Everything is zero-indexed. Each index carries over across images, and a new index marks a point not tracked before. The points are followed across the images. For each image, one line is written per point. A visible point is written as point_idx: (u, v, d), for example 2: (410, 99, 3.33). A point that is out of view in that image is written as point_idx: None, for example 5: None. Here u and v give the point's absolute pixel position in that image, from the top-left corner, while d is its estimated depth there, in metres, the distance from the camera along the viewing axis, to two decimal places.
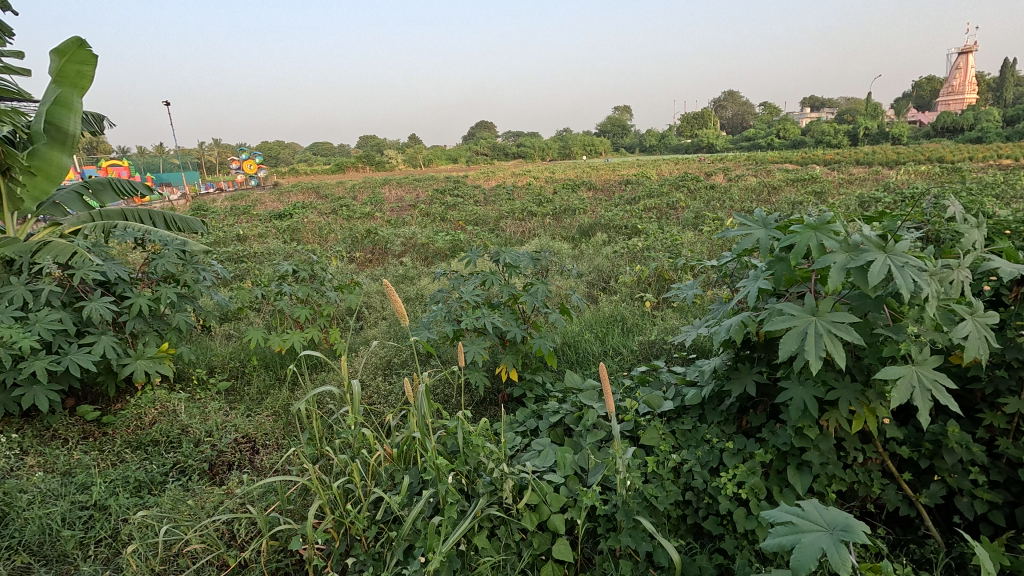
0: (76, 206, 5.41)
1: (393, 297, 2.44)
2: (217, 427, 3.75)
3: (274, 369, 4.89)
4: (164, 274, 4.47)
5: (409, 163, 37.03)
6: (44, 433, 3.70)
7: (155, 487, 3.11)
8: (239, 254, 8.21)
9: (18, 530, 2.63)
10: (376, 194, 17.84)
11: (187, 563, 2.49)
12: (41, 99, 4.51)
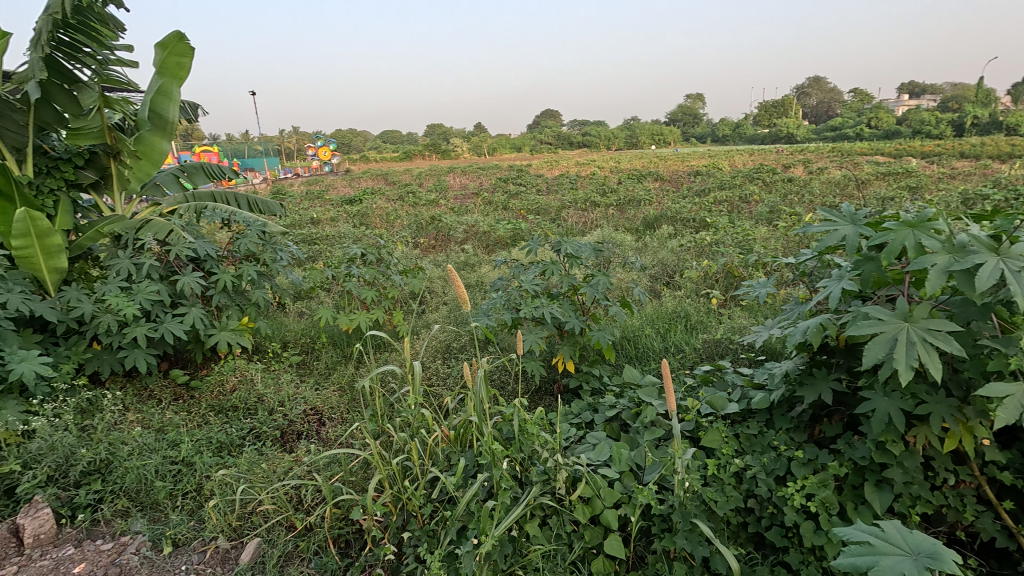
0: (173, 187, 5.91)
1: (456, 283, 2.51)
2: (288, 398, 4.00)
3: (341, 347, 5.15)
4: (246, 253, 4.79)
5: (474, 151, 37.47)
6: (142, 392, 4.11)
7: (234, 449, 3.37)
8: (313, 237, 8.68)
9: (120, 478, 2.91)
10: (441, 182, 18.22)
11: (259, 521, 2.68)
12: (146, 88, 4.89)
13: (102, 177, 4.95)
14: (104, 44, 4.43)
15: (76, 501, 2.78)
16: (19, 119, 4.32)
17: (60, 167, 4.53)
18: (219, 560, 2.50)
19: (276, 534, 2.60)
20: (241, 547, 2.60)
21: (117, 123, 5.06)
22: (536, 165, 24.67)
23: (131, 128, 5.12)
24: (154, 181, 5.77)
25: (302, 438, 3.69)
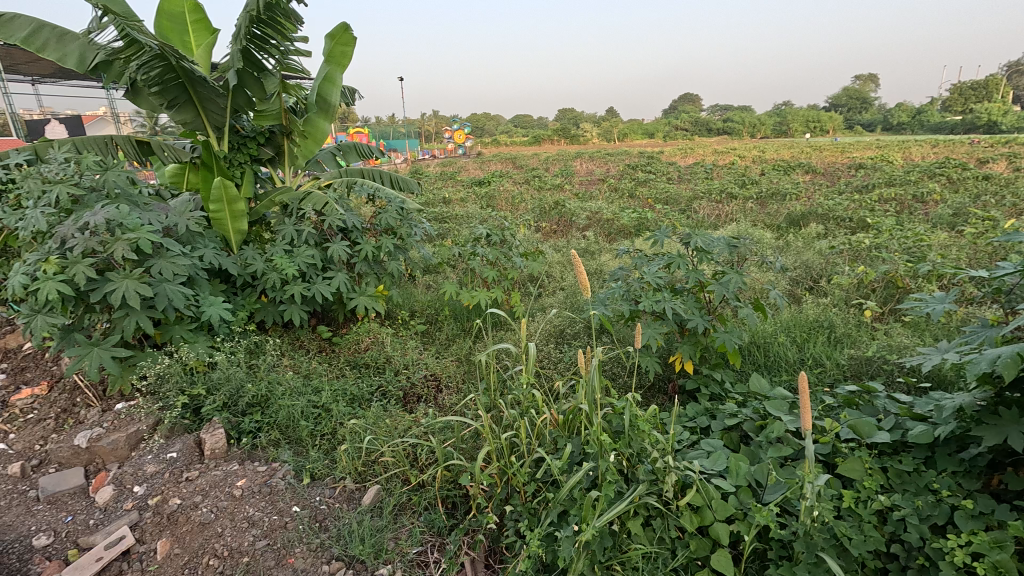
0: (330, 163, 6.63)
1: (579, 268, 2.50)
2: (412, 362, 4.35)
3: (462, 321, 5.44)
4: (386, 226, 5.24)
5: (603, 137, 36.71)
6: (296, 342, 4.74)
7: (364, 402, 3.75)
8: (443, 215, 9.21)
9: (274, 413, 3.40)
10: (567, 167, 18.18)
11: (380, 470, 2.97)
12: (315, 75, 5.53)
13: (278, 153, 5.71)
14: (286, 37, 5.04)
15: (241, 426, 3.31)
16: (221, 103, 5.04)
17: (247, 144, 5.39)
18: (346, 498, 2.82)
19: (393, 484, 2.86)
20: (364, 490, 2.90)
21: (291, 106, 5.76)
22: (667, 152, 23.45)
23: (302, 111, 5.78)
24: (316, 158, 6.53)
25: (421, 401, 3.99)
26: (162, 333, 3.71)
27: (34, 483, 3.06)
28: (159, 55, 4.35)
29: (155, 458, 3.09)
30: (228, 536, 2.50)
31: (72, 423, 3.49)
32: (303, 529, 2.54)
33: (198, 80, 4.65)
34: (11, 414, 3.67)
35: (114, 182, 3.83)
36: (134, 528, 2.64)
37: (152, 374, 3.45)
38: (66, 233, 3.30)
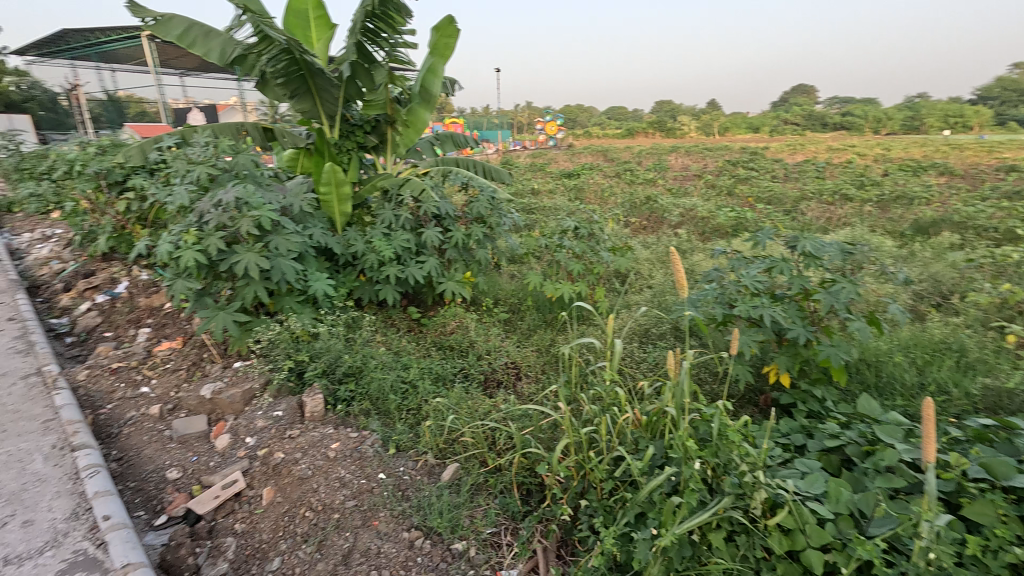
0: (428, 152, 6.90)
1: (676, 266, 2.42)
2: (494, 349, 4.45)
3: (544, 312, 5.47)
4: (477, 215, 5.38)
5: (702, 131, 34.87)
6: (388, 320, 5.02)
7: (447, 383, 3.91)
8: (531, 206, 9.27)
9: (367, 385, 3.64)
10: (661, 161, 17.52)
11: (460, 450, 3.09)
12: (419, 66, 5.73)
13: (381, 141, 6.06)
14: (396, 30, 5.30)
15: (338, 393, 3.59)
16: (336, 94, 5.36)
17: (355, 131, 5.75)
18: (426, 471, 2.96)
19: (471, 464, 2.96)
20: (444, 467, 3.04)
21: (396, 96, 6.06)
22: (773, 148, 21.77)
23: (405, 101, 6.08)
24: (416, 146, 6.84)
25: (500, 387, 4.08)
26: (274, 303, 4.10)
27: (169, 424, 3.53)
28: (286, 49, 4.74)
29: (264, 415, 3.43)
30: (322, 492, 2.73)
31: (199, 376, 3.98)
32: (387, 495, 2.70)
33: (317, 71, 5.01)
34: (154, 363, 4.27)
35: (243, 164, 4.27)
36: (245, 474, 2.98)
37: (266, 339, 3.83)
38: (203, 209, 3.74)
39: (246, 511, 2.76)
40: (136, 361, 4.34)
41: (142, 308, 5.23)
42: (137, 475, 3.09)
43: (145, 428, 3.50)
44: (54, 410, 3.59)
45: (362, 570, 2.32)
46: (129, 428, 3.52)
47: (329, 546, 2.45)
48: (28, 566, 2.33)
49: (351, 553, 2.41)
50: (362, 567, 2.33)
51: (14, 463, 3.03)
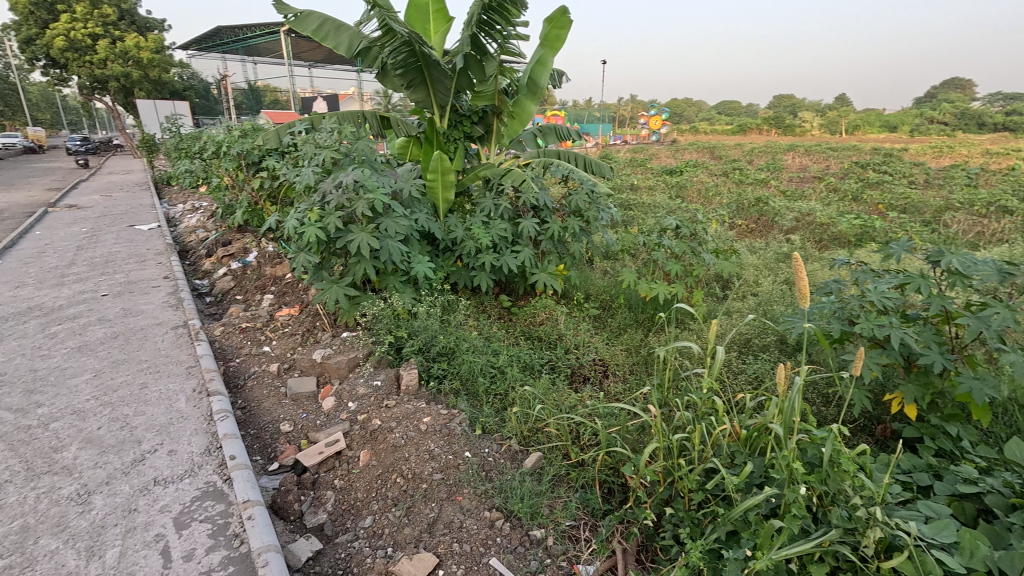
0: (529, 143, 6.93)
1: (799, 273, 2.20)
2: (583, 344, 4.42)
3: (636, 312, 5.32)
4: (575, 208, 5.35)
5: (826, 128, 31.72)
6: (480, 306, 5.17)
7: (534, 372, 3.96)
8: (630, 202, 9.03)
9: (458, 366, 3.79)
10: (776, 160, 16.21)
11: (544, 439, 3.13)
12: (530, 58, 5.88)
13: (487, 132, 6.21)
14: (510, 21, 5.36)
15: (431, 371, 3.77)
16: (449, 85, 5.56)
17: (463, 122, 5.93)
18: (510, 456, 3.03)
19: (554, 455, 2.99)
20: (527, 454, 3.09)
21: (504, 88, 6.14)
22: (913, 150, 19.26)
23: (512, 93, 6.17)
24: (519, 137, 6.92)
25: (587, 383, 4.05)
26: (380, 281, 4.38)
27: (284, 382, 3.93)
28: (407, 41, 4.98)
29: (365, 383, 3.69)
30: (412, 462, 2.89)
31: (312, 342, 4.38)
32: (471, 473, 2.80)
33: (434, 63, 5.21)
34: (276, 326, 4.77)
35: (362, 150, 4.59)
36: (346, 436, 3.24)
37: (371, 314, 4.11)
38: (326, 189, 4.08)
39: (345, 469, 3.01)
40: (261, 323, 4.89)
41: (268, 277, 5.85)
42: (256, 424, 3.48)
43: (265, 384, 3.93)
44: (196, 359, 4.15)
45: (445, 540, 2.43)
46: (252, 382, 3.97)
47: (416, 513, 2.60)
48: (171, 489, 2.72)
49: (435, 523, 2.54)
50: (445, 538, 2.44)
51: (164, 400, 3.55)
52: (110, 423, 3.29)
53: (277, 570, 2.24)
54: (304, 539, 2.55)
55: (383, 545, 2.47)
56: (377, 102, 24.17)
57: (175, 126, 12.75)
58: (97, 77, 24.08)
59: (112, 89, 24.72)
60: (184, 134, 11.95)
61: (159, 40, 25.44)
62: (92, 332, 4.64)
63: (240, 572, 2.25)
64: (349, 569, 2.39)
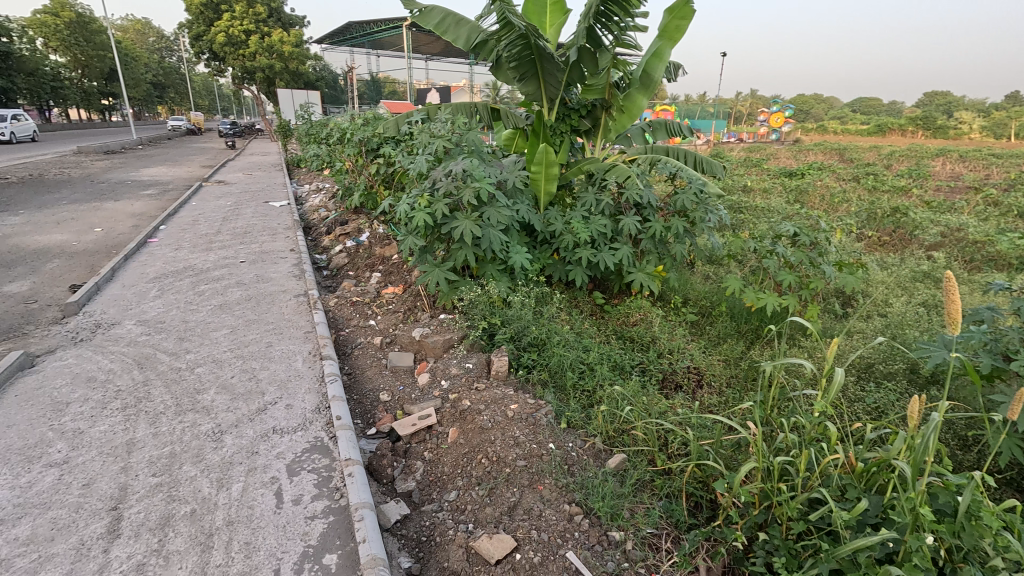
0: (637, 139, 6.80)
1: (950, 295, 1.92)
2: (677, 349, 4.24)
3: (738, 322, 4.99)
4: (680, 208, 5.12)
5: (990, 131, 27.30)
6: (573, 300, 5.15)
7: (624, 373, 3.88)
8: (740, 205, 8.45)
9: (548, 358, 3.81)
10: (921, 166, 14.27)
11: (630, 441, 3.08)
12: (646, 50, 5.69)
13: (594, 126, 6.15)
14: (629, 13, 5.23)
15: (521, 359, 3.84)
16: (560, 78, 5.51)
17: (571, 115, 5.94)
18: (593, 453, 3.01)
19: (639, 459, 2.93)
20: (610, 454, 3.05)
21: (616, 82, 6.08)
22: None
23: (624, 86, 6.06)
24: (627, 132, 6.77)
25: (678, 390, 3.89)
26: (478, 268, 4.52)
27: (386, 355, 4.23)
28: (523, 34, 5.02)
29: (458, 364, 3.86)
30: (498, 445, 2.97)
31: (412, 320, 4.65)
32: (554, 465, 2.82)
33: (547, 56, 5.21)
34: (381, 303, 5.13)
35: (472, 140, 4.75)
36: (437, 412, 3.41)
37: (468, 299, 4.27)
38: (437, 177, 4.28)
39: (434, 443, 3.17)
40: (369, 298, 5.28)
41: (377, 256, 6.29)
42: (359, 390, 3.78)
43: (369, 354, 4.25)
44: (312, 325, 4.58)
45: (523, 526, 2.49)
46: (358, 351, 4.32)
47: (498, 495, 2.68)
48: (286, 439, 3.05)
49: (515, 508, 2.60)
50: (524, 523, 2.50)
51: (285, 360, 3.97)
52: (241, 374, 3.75)
53: (370, 526, 2.42)
54: (394, 502, 2.74)
55: (465, 521, 2.59)
56: (486, 94, 24.80)
57: (307, 113, 14.07)
58: (247, 68, 27.19)
59: (258, 79, 27.81)
60: (314, 121, 13.15)
61: (299, 36, 28.09)
62: (231, 294, 5.31)
63: (339, 522, 2.47)
64: (433, 537, 2.52)
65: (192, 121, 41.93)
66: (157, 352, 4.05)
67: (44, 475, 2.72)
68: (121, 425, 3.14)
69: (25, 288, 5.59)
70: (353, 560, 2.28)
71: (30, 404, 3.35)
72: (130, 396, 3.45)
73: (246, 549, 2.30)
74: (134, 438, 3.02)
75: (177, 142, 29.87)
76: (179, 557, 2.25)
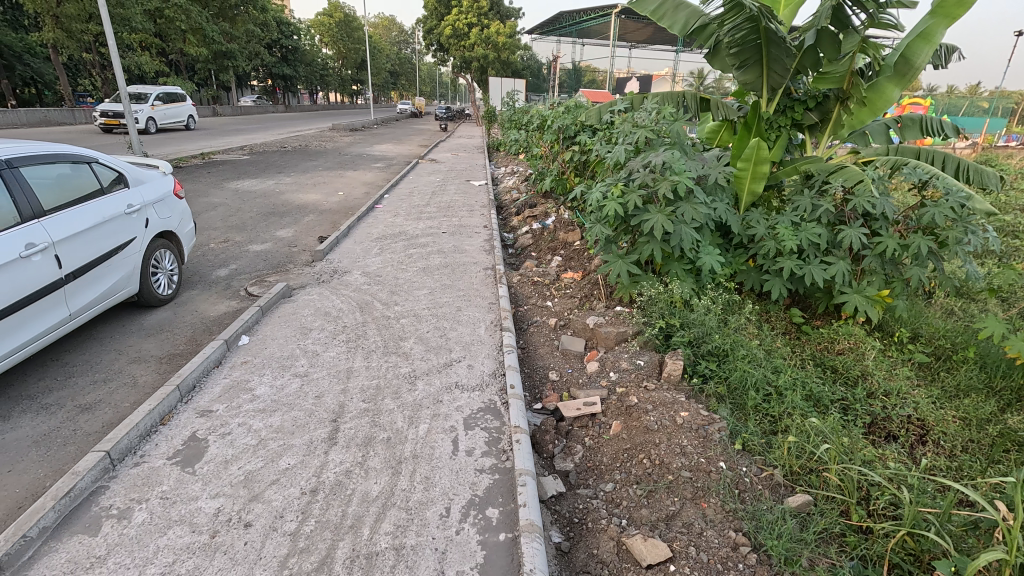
0: (878, 137, 5.76)
1: None
2: (896, 393, 3.53)
3: (991, 374, 3.96)
4: (927, 224, 4.20)
5: None
6: (764, 314, 4.65)
7: (820, 406, 3.38)
8: (1016, 228, 6.60)
9: (730, 372, 3.51)
10: None
11: (819, 483, 2.70)
12: (909, 31, 4.94)
13: (822, 120, 5.38)
14: None
15: (697, 367, 3.60)
16: (789, 65, 4.83)
17: (794, 106, 5.26)
18: (770, 485, 2.71)
19: (829, 507, 2.56)
20: (791, 491, 2.71)
21: (859, 69, 5.32)
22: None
23: (869, 75, 5.31)
24: (864, 129, 5.79)
25: (889, 441, 3.26)
26: (663, 265, 4.34)
27: (558, 337, 4.36)
28: (752, 16, 4.50)
29: (629, 359, 3.78)
30: (663, 450, 2.86)
31: (587, 308, 4.71)
32: (723, 486, 2.62)
33: (776, 41, 4.62)
34: (560, 286, 5.29)
35: (676, 131, 4.51)
36: (602, 401, 3.41)
37: (648, 295, 4.15)
38: (634, 167, 4.18)
39: (596, 431, 3.19)
40: (549, 280, 5.49)
41: (560, 241, 6.48)
42: (532, 365, 3.99)
43: (542, 334, 4.43)
44: (496, 298, 4.95)
45: (681, 539, 2.37)
46: (533, 329, 4.54)
47: (657, 499, 2.60)
48: (465, 395, 3.38)
49: (674, 518, 2.49)
50: (682, 536, 2.38)
51: (470, 325, 4.38)
52: (434, 331, 4.25)
53: (530, 493, 2.56)
54: (552, 477, 2.84)
55: (619, 515, 2.57)
56: (689, 83, 23.37)
57: (512, 101, 14.98)
58: (465, 58, 29.94)
59: (473, 68, 30.42)
60: (517, 108, 13.96)
61: (513, 27, 29.93)
62: (432, 260, 6.00)
63: (503, 482, 2.66)
64: (584, 521, 2.56)
65: (415, 105, 47.95)
66: (374, 300, 4.81)
67: (291, 382, 3.46)
68: (344, 354, 3.83)
69: (290, 234, 7.09)
70: (511, 520, 2.44)
71: (287, 325, 4.27)
72: (352, 333, 4.17)
73: (425, 482, 2.63)
74: (352, 367, 3.66)
75: (402, 123, 34.49)
76: (375, 474, 2.68)
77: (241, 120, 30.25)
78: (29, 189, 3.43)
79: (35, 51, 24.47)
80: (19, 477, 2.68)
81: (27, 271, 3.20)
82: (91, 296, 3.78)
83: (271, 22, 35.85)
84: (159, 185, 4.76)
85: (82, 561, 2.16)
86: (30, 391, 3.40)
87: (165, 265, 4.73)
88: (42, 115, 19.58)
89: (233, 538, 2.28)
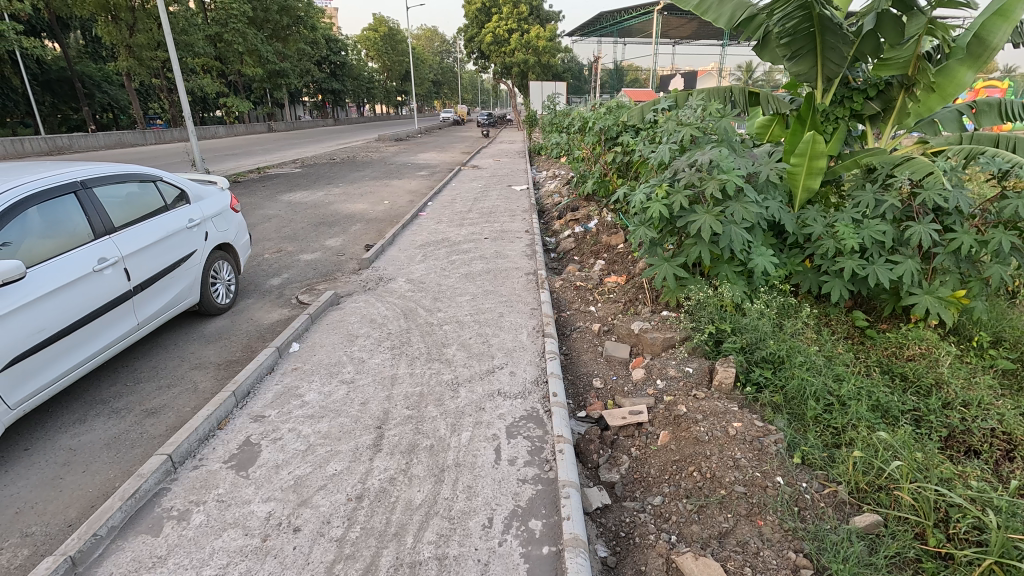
0: (950, 125, 5.32)
1: None
2: (978, 404, 3.22)
3: None
4: (1009, 218, 3.83)
5: None
6: (824, 317, 4.37)
7: (890, 418, 3.14)
8: None
9: (788, 380, 3.31)
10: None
11: (889, 502, 2.50)
12: (983, 9, 4.57)
13: (884, 109, 5.04)
14: None
15: (750, 375, 3.41)
16: (846, 52, 4.50)
17: (852, 96, 4.94)
18: (833, 503, 2.54)
19: (901, 529, 2.36)
20: (858, 510, 2.53)
21: (925, 52, 4.97)
22: None
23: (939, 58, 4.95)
24: (933, 117, 5.37)
25: (970, 457, 2.98)
26: (712, 267, 4.15)
27: (602, 343, 4.27)
28: (803, 4, 4.26)
29: (677, 365, 3.63)
30: (714, 463, 2.72)
31: (632, 312, 4.59)
32: (781, 503, 2.47)
33: (832, 28, 4.33)
34: (603, 290, 5.19)
35: (724, 128, 4.31)
36: (649, 410, 3.30)
37: (696, 299, 3.99)
38: (679, 166, 4.01)
39: (642, 441, 3.08)
40: (592, 285, 5.40)
41: (602, 244, 6.38)
42: (575, 371, 3.92)
43: (586, 340, 4.34)
44: (538, 302, 4.92)
45: (736, 558, 2.24)
46: (577, 334, 4.46)
47: (709, 515, 2.47)
48: (507, 403, 3.35)
49: (727, 535, 2.36)
50: (736, 556, 2.25)
51: (512, 331, 4.35)
52: (477, 337, 4.25)
53: (574, 505, 2.49)
54: (596, 488, 2.76)
55: (668, 531, 2.46)
56: (737, 78, 22.85)
57: (552, 105, 14.90)
58: (506, 63, 30.31)
59: (514, 74, 30.76)
60: (557, 111, 13.84)
61: (554, 30, 29.88)
62: (475, 266, 6.02)
63: (547, 493, 2.61)
64: (632, 536, 2.47)
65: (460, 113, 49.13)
66: (417, 307, 4.88)
67: (338, 388, 3.55)
68: (389, 361, 3.89)
69: (338, 243, 7.32)
70: (556, 533, 2.39)
71: (335, 332, 4.39)
72: (397, 339, 4.24)
73: (468, 491, 2.62)
74: (396, 374, 3.71)
75: (445, 131, 35.04)
76: (419, 482, 2.69)
77: (293, 134, 31.70)
78: (100, 208, 3.69)
79: (111, 79, 26.72)
80: (92, 477, 2.87)
81: (99, 284, 3.43)
82: (156, 306, 4.01)
83: (320, 39, 37.33)
84: (217, 200, 5.02)
85: (145, 560, 2.27)
86: (102, 396, 3.64)
87: (223, 275, 4.98)
88: (117, 137, 21.29)
89: (283, 542, 2.34)
